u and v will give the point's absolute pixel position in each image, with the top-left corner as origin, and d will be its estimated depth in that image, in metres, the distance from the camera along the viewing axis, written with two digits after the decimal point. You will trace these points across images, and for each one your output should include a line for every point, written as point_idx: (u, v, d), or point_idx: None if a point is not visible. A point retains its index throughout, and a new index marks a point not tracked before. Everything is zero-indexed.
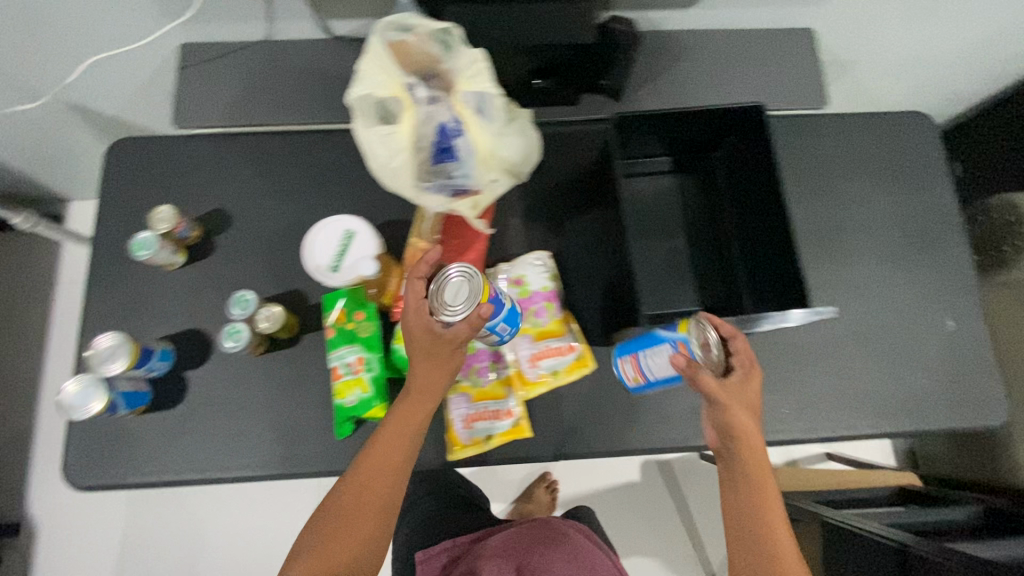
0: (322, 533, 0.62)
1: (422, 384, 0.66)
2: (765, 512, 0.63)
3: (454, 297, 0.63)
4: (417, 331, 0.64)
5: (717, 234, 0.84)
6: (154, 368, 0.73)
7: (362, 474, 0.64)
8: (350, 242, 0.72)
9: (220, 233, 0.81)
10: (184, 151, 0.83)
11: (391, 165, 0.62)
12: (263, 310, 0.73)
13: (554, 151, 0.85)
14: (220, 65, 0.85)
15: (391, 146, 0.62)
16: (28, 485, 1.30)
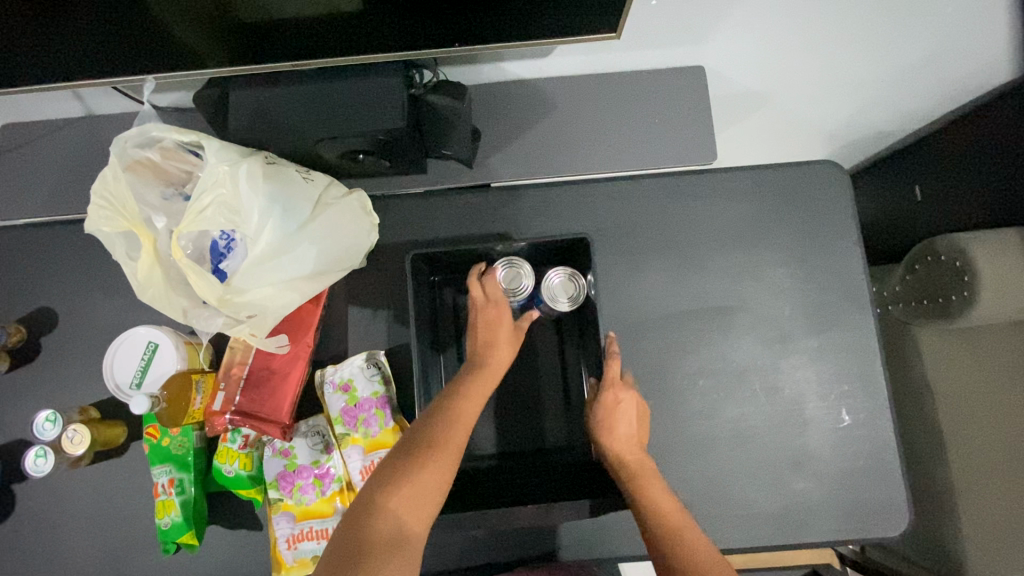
0: (392, 479, 0.55)
1: (491, 353, 0.65)
2: (682, 533, 0.58)
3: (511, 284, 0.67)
4: (494, 306, 0.67)
5: (568, 336, 0.73)
6: None
7: (438, 426, 0.59)
8: (153, 355, 0.68)
9: (46, 335, 0.76)
10: (5, 246, 0.77)
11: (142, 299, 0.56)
12: (68, 430, 0.68)
13: (398, 225, 0.76)
14: (36, 146, 0.78)
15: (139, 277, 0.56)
16: None
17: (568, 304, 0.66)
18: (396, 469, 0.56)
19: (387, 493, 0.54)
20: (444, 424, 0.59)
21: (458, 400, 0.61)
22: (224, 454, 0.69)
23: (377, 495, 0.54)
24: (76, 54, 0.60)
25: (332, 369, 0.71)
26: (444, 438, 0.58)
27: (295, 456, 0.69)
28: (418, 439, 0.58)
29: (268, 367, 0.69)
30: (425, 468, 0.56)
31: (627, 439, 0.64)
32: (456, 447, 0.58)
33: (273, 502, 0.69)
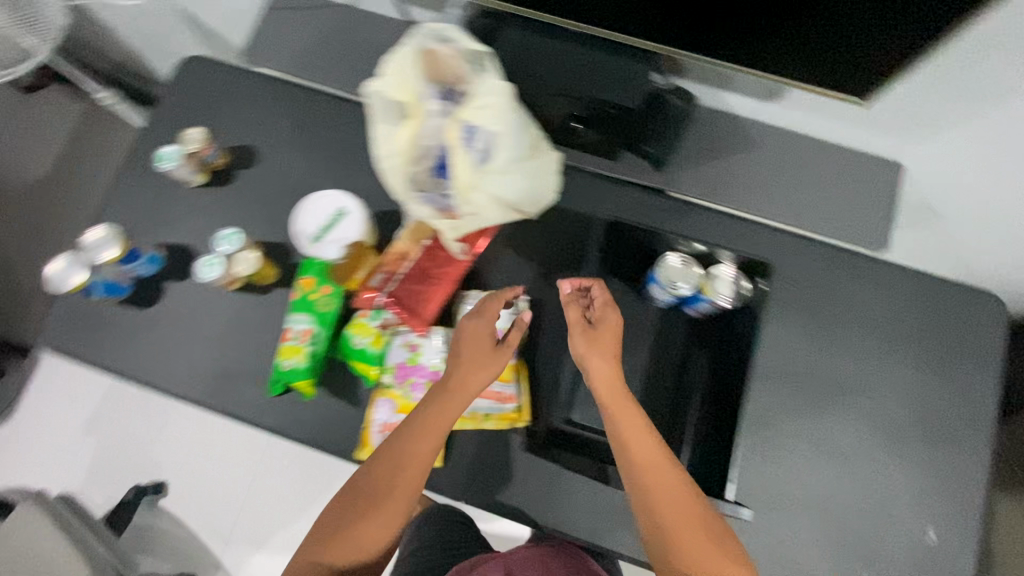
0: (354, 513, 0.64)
1: (467, 381, 0.66)
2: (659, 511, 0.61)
3: (675, 276, 0.70)
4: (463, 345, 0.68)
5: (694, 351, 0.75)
6: (137, 269, 0.78)
7: (383, 467, 0.64)
8: (340, 219, 0.75)
9: (241, 170, 0.85)
10: (241, 86, 0.87)
11: (383, 163, 0.64)
12: (242, 253, 0.76)
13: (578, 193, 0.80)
14: (296, 14, 0.88)
15: (386, 146, 0.63)
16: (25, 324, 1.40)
17: (730, 300, 0.69)
18: (333, 521, 0.65)
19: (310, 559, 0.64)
20: (403, 444, 0.64)
21: (415, 428, 0.65)
22: (359, 328, 0.74)
23: (330, 520, 0.65)
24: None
25: (477, 294, 0.77)
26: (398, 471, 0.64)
27: (419, 354, 0.74)
28: (360, 491, 0.65)
29: (426, 268, 0.75)
30: (364, 511, 0.64)
31: (619, 409, 0.65)
32: (413, 478, 0.64)
33: (384, 386, 0.74)
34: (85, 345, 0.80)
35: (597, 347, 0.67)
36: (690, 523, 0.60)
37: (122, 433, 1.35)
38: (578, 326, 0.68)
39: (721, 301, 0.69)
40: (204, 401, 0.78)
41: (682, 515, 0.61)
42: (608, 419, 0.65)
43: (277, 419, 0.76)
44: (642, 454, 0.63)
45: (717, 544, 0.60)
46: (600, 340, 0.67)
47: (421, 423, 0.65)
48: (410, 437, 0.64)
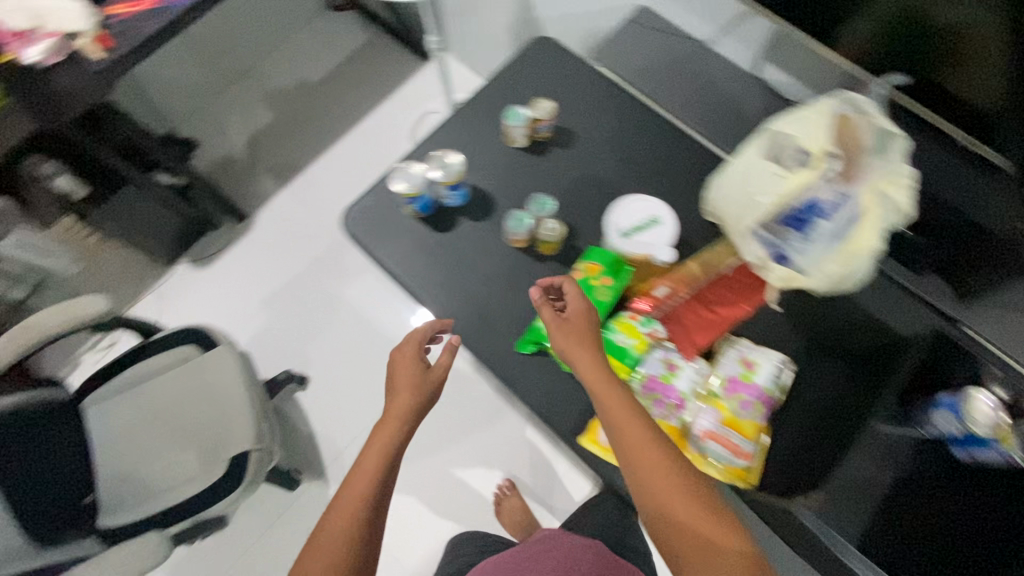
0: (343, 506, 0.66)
1: (398, 382, 0.75)
2: (660, 498, 0.59)
3: (988, 416, 0.68)
4: (404, 355, 0.77)
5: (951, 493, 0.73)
6: (451, 198, 0.87)
7: (383, 449, 0.70)
8: (651, 226, 0.78)
9: (559, 146, 0.91)
10: (584, 77, 0.95)
11: (745, 198, 0.68)
12: (550, 222, 0.82)
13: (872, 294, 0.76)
14: (657, 35, 0.95)
15: (755, 183, 0.68)
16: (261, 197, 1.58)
17: None
18: (342, 498, 0.66)
19: (321, 540, 0.63)
20: (381, 447, 0.70)
21: (387, 431, 0.71)
22: (627, 327, 0.77)
23: (345, 489, 0.67)
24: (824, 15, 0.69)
25: (747, 344, 0.77)
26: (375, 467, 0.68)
27: (674, 375, 0.75)
28: (365, 471, 0.68)
29: (709, 300, 0.78)
30: (366, 483, 0.67)
31: (599, 387, 0.65)
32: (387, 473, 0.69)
33: (627, 390, 0.75)
34: (376, 241, 0.89)
35: (563, 331, 0.69)
36: (675, 495, 0.59)
37: (297, 320, 1.47)
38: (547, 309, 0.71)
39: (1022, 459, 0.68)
40: (455, 330, 0.84)
41: (668, 495, 0.59)
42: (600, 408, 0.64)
43: (514, 375, 0.81)
44: (633, 445, 0.61)
45: (707, 518, 0.58)
46: (577, 332, 0.69)
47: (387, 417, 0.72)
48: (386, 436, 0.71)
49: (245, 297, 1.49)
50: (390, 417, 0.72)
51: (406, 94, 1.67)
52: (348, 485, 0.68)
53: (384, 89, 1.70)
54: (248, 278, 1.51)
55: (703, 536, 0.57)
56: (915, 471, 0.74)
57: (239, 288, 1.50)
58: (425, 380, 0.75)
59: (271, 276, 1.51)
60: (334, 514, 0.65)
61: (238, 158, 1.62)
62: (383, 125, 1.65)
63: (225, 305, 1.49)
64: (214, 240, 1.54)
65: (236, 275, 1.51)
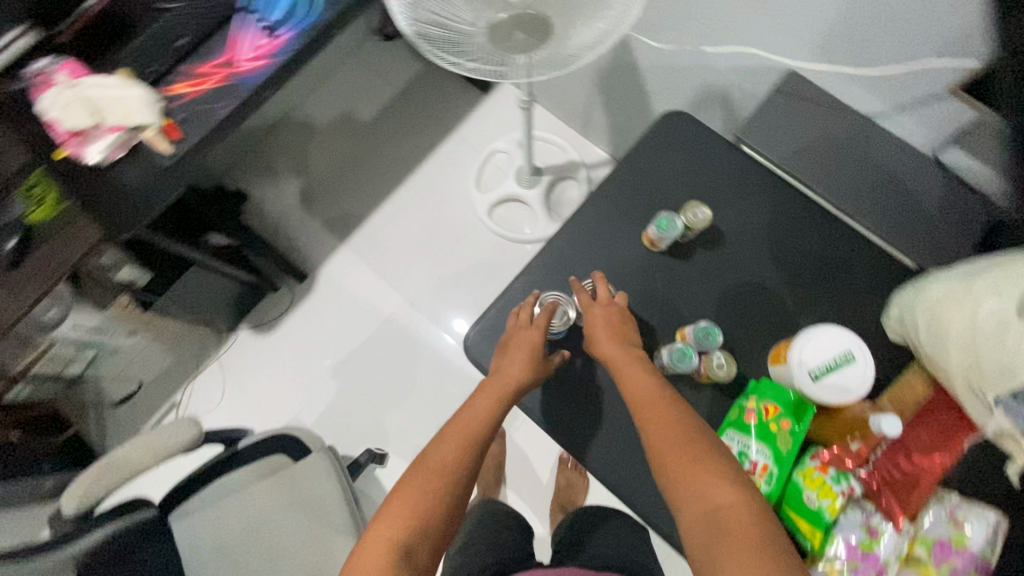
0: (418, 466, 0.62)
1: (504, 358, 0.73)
2: (678, 465, 0.57)
3: None
4: (522, 336, 0.75)
5: None
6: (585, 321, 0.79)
7: (461, 430, 0.67)
8: (844, 364, 0.67)
9: (703, 249, 0.80)
10: (725, 161, 0.83)
11: (965, 337, 0.60)
12: (720, 355, 0.72)
13: None
14: (810, 110, 0.82)
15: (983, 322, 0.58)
16: (320, 253, 1.48)
17: None
18: (410, 476, 0.61)
19: (397, 510, 0.58)
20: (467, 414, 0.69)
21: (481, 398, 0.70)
22: (816, 484, 0.67)
23: (420, 459, 0.64)
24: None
25: (957, 502, 0.64)
26: (460, 429, 0.66)
27: (875, 542, 0.64)
28: (444, 451, 0.64)
29: (908, 448, 0.67)
30: (435, 474, 0.61)
31: (625, 371, 0.67)
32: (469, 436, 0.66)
33: (818, 556, 0.66)
34: None
35: (590, 328, 0.73)
36: (696, 463, 0.57)
37: (370, 389, 1.39)
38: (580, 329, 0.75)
39: None
40: (607, 476, 0.75)
41: (682, 465, 0.57)
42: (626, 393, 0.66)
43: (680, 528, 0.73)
44: (657, 418, 0.62)
45: (726, 481, 0.55)
46: (611, 323, 0.72)
47: (484, 390, 0.71)
48: (470, 411, 0.69)
49: (313, 364, 1.41)
50: (493, 388, 0.71)
51: (467, 131, 1.54)
52: (425, 459, 0.63)
53: (442, 125, 1.56)
54: (315, 343, 1.42)
55: (723, 505, 0.53)
56: None
57: (307, 355, 1.41)
58: (537, 364, 0.73)
59: (339, 340, 1.42)
60: (407, 483, 0.61)
61: (292, 211, 1.51)
62: (444, 167, 1.53)
63: (292, 376, 1.40)
64: (276, 303, 1.45)
65: (302, 340, 1.42)
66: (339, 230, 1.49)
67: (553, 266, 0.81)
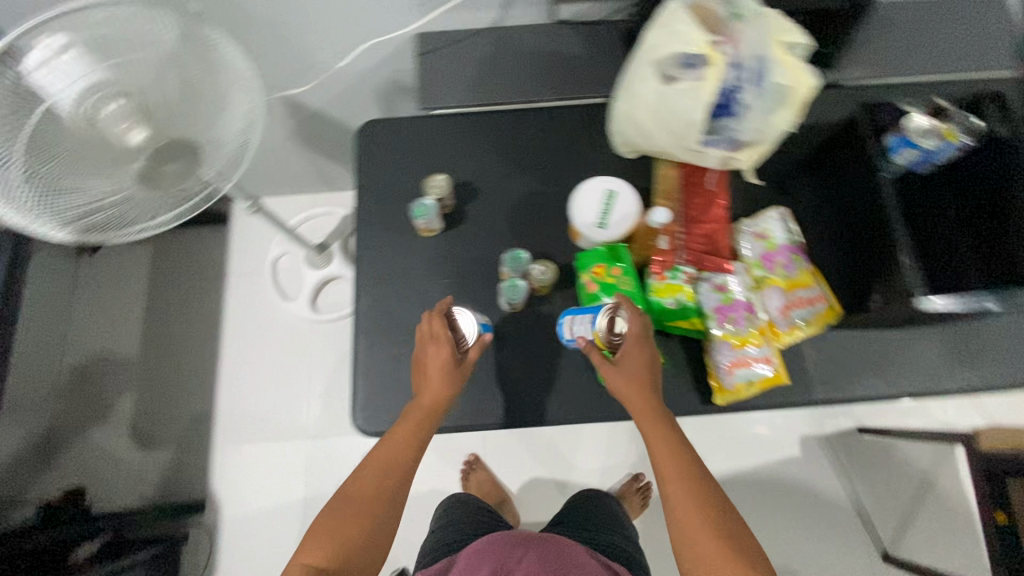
0: (337, 504, 0.65)
1: (424, 384, 0.73)
2: (694, 547, 0.61)
3: (920, 129, 0.78)
4: (439, 356, 0.73)
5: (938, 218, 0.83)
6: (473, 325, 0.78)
7: (385, 456, 0.69)
8: (612, 201, 0.78)
9: (468, 202, 0.87)
10: (430, 128, 0.90)
11: (663, 118, 0.70)
12: (537, 266, 0.79)
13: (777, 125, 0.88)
14: (454, 50, 0.92)
15: (670, 99, 0.68)
16: (200, 470, 1.34)
17: (971, 137, 0.77)
18: (344, 508, 0.65)
19: (334, 536, 0.63)
20: (390, 443, 0.70)
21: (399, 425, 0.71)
22: (665, 290, 0.78)
23: (351, 487, 0.67)
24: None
25: (749, 221, 0.82)
26: (379, 466, 0.68)
27: (729, 292, 0.78)
28: (366, 478, 0.67)
29: (695, 215, 0.81)
30: (360, 516, 0.64)
31: (649, 432, 0.68)
32: (393, 471, 0.68)
33: (711, 334, 0.78)
34: None
35: (609, 367, 0.71)
36: (712, 542, 0.60)
37: None
38: (609, 362, 0.71)
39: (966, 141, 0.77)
40: (544, 418, 0.79)
41: (708, 557, 0.60)
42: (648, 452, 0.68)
43: (621, 403, 0.79)
44: (676, 489, 0.64)
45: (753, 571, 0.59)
46: (630, 365, 0.70)
47: (414, 413, 0.71)
48: (403, 435, 0.70)
49: (277, 564, 1.28)
50: (422, 410, 0.71)
51: (241, 264, 1.48)
52: (352, 486, 0.67)
53: (214, 277, 1.48)
54: (263, 546, 1.29)
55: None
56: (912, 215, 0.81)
57: (264, 562, 1.28)
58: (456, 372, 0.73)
59: (282, 523, 1.30)
60: (338, 511, 0.65)
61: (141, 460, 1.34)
62: (246, 307, 1.45)
63: None
64: (196, 548, 1.29)
65: (249, 555, 1.29)
66: (199, 437, 1.36)
67: (373, 308, 0.83)
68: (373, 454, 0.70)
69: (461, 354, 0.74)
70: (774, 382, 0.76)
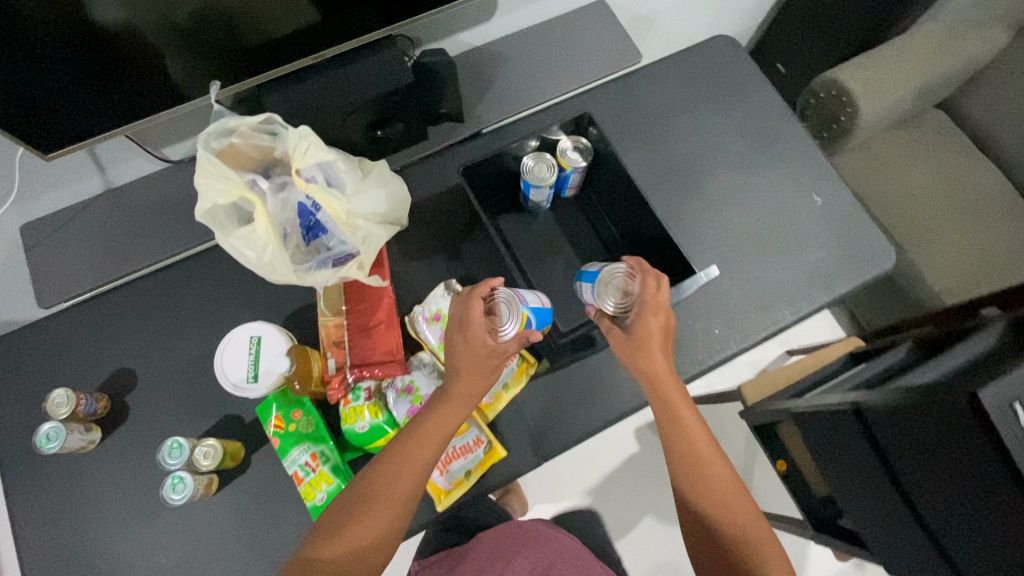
0: (365, 501, 0.63)
1: (458, 387, 0.68)
2: (738, 526, 0.63)
3: (535, 168, 0.79)
4: (473, 344, 0.67)
5: (599, 234, 0.87)
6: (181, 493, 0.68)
7: (409, 450, 0.65)
8: (259, 347, 0.72)
9: (129, 394, 0.77)
10: (54, 327, 0.77)
11: (261, 262, 0.62)
12: (198, 448, 0.69)
13: (424, 195, 0.86)
14: (63, 231, 0.81)
15: (255, 243, 0.61)
16: None
17: (583, 159, 0.80)
18: (347, 518, 0.62)
19: (339, 547, 0.60)
20: (421, 429, 0.66)
21: (410, 430, 0.66)
22: (353, 414, 0.72)
23: (377, 494, 0.63)
24: (146, 93, 0.68)
25: (421, 307, 0.78)
26: (384, 486, 0.63)
27: (417, 392, 0.74)
28: (390, 477, 0.63)
29: (365, 320, 0.75)
30: (373, 526, 0.62)
31: (684, 415, 0.66)
32: (404, 485, 0.63)
33: None
34: None
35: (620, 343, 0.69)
36: (749, 519, 0.63)
37: None
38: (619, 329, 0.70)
39: (581, 163, 0.79)
40: None
41: (722, 484, 0.65)
42: (677, 429, 0.67)
43: None
44: (717, 464, 0.65)
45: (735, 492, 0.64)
46: (645, 343, 0.67)
47: (453, 403, 0.67)
48: (438, 425, 0.66)
49: None
50: (460, 396, 0.67)
51: None
52: (380, 487, 0.63)
53: None
54: None
55: (730, 511, 0.63)
56: (576, 246, 0.87)
57: None
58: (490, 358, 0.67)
59: None
60: (340, 522, 0.62)
61: None
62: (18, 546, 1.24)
63: None
64: None
65: None
66: None
67: (48, 560, 0.71)
68: (390, 454, 0.65)
69: (494, 342, 0.67)
70: (490, 460, 0.74)
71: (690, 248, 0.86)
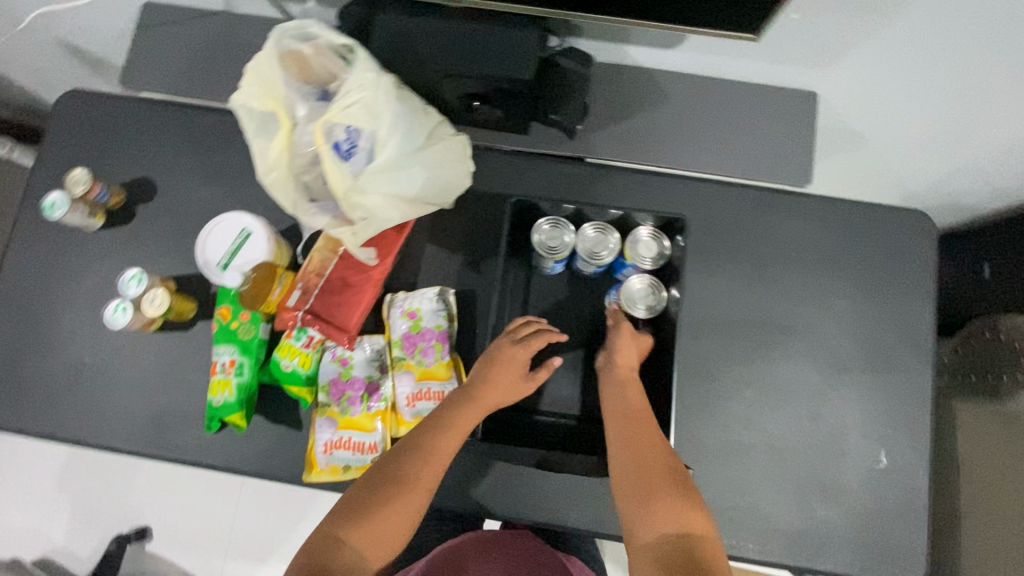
0: (387, 489, 0.60)
1: (492, 388, 0.67)
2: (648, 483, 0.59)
3: (594, 245, 0.69)
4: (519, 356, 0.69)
5: None
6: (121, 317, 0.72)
7: (438, 440, 0.64)
8: (244, 242, 0.71)
9: (139, 205, 0.80)
10: (125, 114, 0.82)
11: (264, 178, 0.59)
12: (150, 292, 0.72)
13: (484, 191, 0.78)
14: (172, 31, 0.82)
15: (267, 157, 0.59)
16: None
17: (652, 262, 0.68)
18: (374, 500, 0.59)
19: (367, 534, 0.57)
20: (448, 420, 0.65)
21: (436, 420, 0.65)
22: (286, 349, 0.71)
23: (409, 480, 0.61)
24: None
25: (403, 295, 0.74)
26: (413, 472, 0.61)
27: (351, 367, 0.72)
28: (412, 465, 0.62)
29: (350, 275, 0.72)
30: (401, 519, 0.60)
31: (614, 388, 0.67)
32: (433, 474, 0.62)
33: (320, 405, 0.72)
34: (15, 410, 0.76)
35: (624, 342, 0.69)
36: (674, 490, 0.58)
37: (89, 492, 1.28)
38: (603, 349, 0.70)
39: (647, 266, 0.68)
40: (141, 450, 0.75)
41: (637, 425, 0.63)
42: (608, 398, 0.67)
43: (218, 454, 0.73)
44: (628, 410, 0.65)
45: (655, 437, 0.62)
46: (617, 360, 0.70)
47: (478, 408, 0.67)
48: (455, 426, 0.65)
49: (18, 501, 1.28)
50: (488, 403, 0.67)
51: None
52: (409, 472, 0.61)
53: None
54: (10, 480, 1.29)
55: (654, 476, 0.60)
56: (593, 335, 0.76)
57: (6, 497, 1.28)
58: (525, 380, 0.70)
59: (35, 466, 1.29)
60: (362, 506, 0.59)
61: None
62: None
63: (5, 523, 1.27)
64: None
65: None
66: None
67: (14, 296, 0.79)
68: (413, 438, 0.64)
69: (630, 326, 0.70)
70: None
71: (703, 415, 0.73)
